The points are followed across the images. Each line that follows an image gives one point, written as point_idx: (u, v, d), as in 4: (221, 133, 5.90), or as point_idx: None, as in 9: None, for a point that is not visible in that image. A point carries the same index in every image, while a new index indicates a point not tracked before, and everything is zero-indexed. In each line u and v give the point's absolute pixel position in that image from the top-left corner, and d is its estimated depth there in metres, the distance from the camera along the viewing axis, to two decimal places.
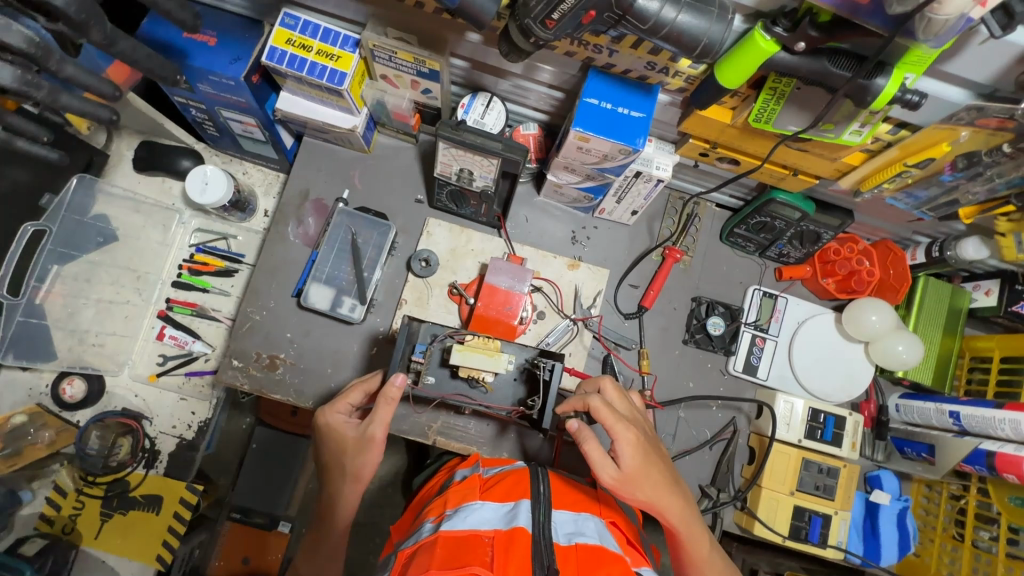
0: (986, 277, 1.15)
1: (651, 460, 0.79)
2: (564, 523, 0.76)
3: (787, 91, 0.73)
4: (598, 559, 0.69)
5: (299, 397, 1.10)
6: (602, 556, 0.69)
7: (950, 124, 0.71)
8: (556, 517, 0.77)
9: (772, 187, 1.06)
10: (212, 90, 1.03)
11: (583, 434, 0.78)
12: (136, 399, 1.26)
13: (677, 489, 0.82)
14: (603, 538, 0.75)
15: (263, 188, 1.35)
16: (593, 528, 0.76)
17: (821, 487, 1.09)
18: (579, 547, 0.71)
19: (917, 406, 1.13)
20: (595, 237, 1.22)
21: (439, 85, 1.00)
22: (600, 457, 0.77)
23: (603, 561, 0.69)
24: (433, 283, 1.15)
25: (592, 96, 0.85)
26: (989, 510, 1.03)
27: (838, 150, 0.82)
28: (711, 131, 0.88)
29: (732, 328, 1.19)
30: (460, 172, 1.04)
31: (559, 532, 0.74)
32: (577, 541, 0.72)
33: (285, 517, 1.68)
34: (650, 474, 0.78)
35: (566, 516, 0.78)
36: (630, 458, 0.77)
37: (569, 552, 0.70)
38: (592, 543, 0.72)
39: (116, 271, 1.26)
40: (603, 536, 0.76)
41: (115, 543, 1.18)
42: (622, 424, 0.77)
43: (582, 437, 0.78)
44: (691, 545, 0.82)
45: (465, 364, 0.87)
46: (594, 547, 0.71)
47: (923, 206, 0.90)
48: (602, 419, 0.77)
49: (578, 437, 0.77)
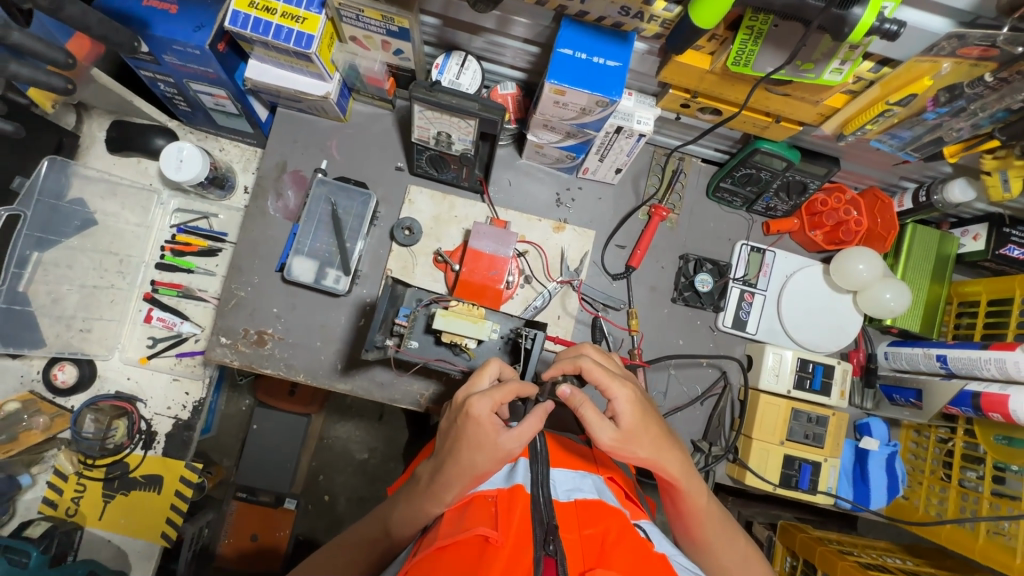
0: (974, 221, 1.14)
1: (649, 416, 0.80)
2: (563, 481, 0.80)
3: (765, 29, 0.71)
4: (595, 513, 0.72)
5: (290, 370, 1.11)
6: (600, 510, 0.73)
7: (931, 57, 0.68)
8: (555, 475, 0.81)
9: (757, 137, 1.04)
10: (177, 61, 1.00)
11: (577, 398, 0.78)
12: (128, 382, 1.26)
13: (675, 444, 0.82)
14: (602, 494, 0.78)
15: (241, 165, 1.33)
16: (590, 484, 0.80)
17: (810, 436, 1.10)
18: (578, 502, 0.75)
19: (905, 352, 1.13)
20: (580, 198, 1.20)
21: (411, 45, 0.97)
22: (597, 418, 0.77)
23: (601, 515, 0.73)
24: (418, 252, 1.14)
25: (566, 46, 0.82)
26: (975, 450, 1.05)
27: (819, 92, 0.80)
28: (690, 79, 0.86)
29: (721, 284, 1.18)
30: (438, 136, 1.02)
31: (558, 489, 0.77)
32: (576, 497, 0.76)
33: (290, 494, 1.75)
34: (649, 431, 0.79)
35: (564, 474, 0.81)
36: (628, 416, 0.78)
37: (570, 508, 0.73)
38: (590, 498, 0.76)
39: (98, 255, 1.24)
40: (601, 492, 0.79)
41: (119, 522, 1.22)
42: (617, 383, 0.77)
43: (577, 401, 0.78)
44: (692, 500, 0.82)
45: (448, 329, 0.86)
46: (593, 503, 0.75)
47: (908, 147, 0.88)
48: (596, 379, 0.78)
49: (574, 402, 0.77)
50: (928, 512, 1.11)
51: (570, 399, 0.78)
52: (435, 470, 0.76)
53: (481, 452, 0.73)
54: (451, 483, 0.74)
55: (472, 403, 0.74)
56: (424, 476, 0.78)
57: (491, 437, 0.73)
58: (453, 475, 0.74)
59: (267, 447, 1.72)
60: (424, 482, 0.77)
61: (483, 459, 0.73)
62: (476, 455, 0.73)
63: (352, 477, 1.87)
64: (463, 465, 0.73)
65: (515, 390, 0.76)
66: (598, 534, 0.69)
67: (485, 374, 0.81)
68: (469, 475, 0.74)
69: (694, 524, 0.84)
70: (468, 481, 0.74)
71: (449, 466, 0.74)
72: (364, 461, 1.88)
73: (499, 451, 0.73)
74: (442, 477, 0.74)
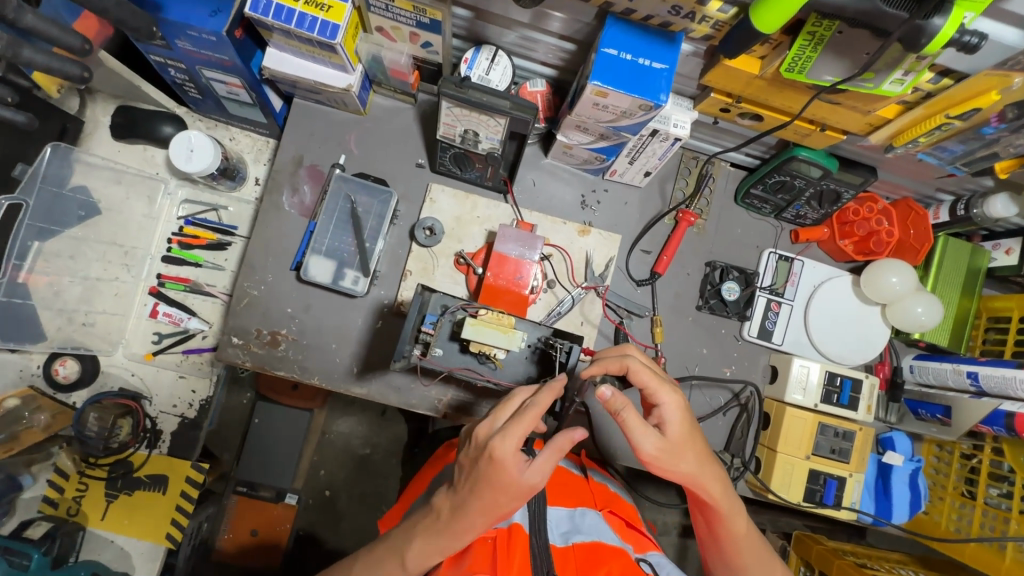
0: (1008, 235, 1.12)
1: (693, 429, 0.79)
2: (560, 522, 0.86)
3: (827, 36, 0.67)
4: (594, 558, 0.78)
5: (304, 372, 1.07)
6: (599, 552, 0.79)
7: (1004, 70, 0.65)
8: (551, 516, 0.87)
9: (794, 144, 1.01)
10: (191, 47, 0.95)
11: (618, 402, 0.73)
12: (133, 378, 1.22)
13: (713, 460, 0.81)
14: (600, 533, 0.84)
15: (252, 155, 1.28)
16: (588, 523, 0.86)
17: (836, 451, 1.08)
18: (576, 547, 0.81)
19: (932, 367, 1.11)
20: (605, 201, 1.17)
21: (441, 38, 0.92)
22: (642, 425, 0.74)
23: (602, 558, 0.78)
24: (438, 253, 1.10)
25: (611, 46, 0.78)
26: (1001, 468, 1.04)
27: (874, 101, 0.77)
28: (736, 83, 0.83)
29: (748, 293, 1.15)
30: (465, 134, 0.98)
31: (556, 533, 0.84)
32: (574, 541, 0.82)
33: (291, 489, 1.71)
34: (692, 444, 0.77)
35: (560, 514, 0.87)
36: (673, 425, 0.77)
37: (569, 553, 0.80)
38: (588, 541, 0.82)
39: (102, 247, 1.19)
40: (600, 529, 0.85)
41: (122, 523, 1.18)
42: (666, 389, 0.76)
43: (618, 406, 0.74)
44: (727, 516, 0.81)
45: (478, 339, 0.82)
46: (592, 546, 0.81)
47: (958, 161, 0.85)
48: (642, 382, 0.77)
49: (615, 406, 0.73)
50: (949, 528, 1.10)
51: (613, 402, 0.74)
52: (456, 506, 0.77)
53: (505, 492, 0.73)
54: (473, 520, 0.76)
55: (493, 446, 0.73)
56: (443, 511, 0.78)
57: (513, 478, 0.73)
58: (474, 513, 0.75)
59: (270, 443, 1.69)
60: (444, 516, 0.78)
61: (506, 497, 0.74)
62: (501, 495, 0.74)
63: (356, 475, 1.84)
64: (486, 505, 0.75)
65: (538, 423, 0.74)
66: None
67: (507, 409, 0.79)
68: (492, 512, 0.76)
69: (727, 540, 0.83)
70: (490, 518, 0.76)
71: (472, 506, 0.75)
72: (368, 458, 1.86)
73: (524, 487, 0.74)
74: (465, 515, 0.76)
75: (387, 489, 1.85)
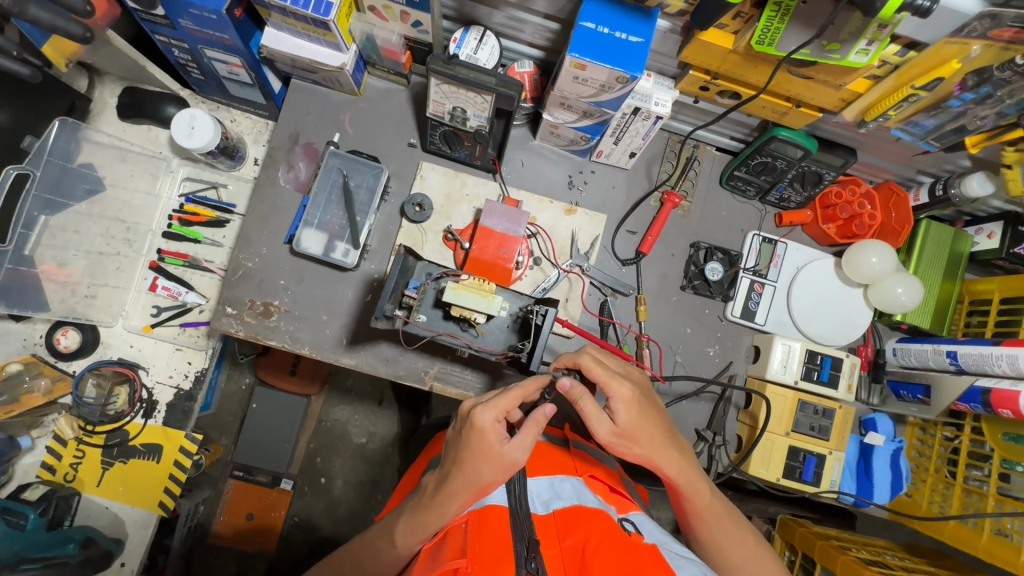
0: (989, 220, 1.13)
1: (648, 415, 0.83)
2: (541, 491, 0.86)
3: (792, 6, 0.70)
4: (573, 522, 0.78)
5: (295, 343, 1.10)
6: (579, 516, 0.78)
7: (962, 38, 0.68)
8: (533, 486, 0.87)
9: (774, 124, 1.03)
10: (193, 26, 1.00)
11: (576, 392, 0.81)
12: (131, 350, 1.25)
13: (673, 442, 0.85)
14: (580, 497, 0.84)
15: (252, 136, 1.32)
16: (568, 490, 0.85)
17: (816, 428, 1.11)
18: (557, 513, 0.80)
19: (914, 349, 1.13)
20: (592, 182, 1.19)
21: (430, 17, 0.95)
22: (595, 413, 0.81)
23: (582, 520, 0.78)
24: (428, 229, 1.13)
25: (589, 20, 0.82)
26: (982, 448, 1.04)
27: (843, 75, 0.79)
28: (711, 59, 0.85)
29: (731, 274, 1.18)
30: (453, 111, 1.01)
31: (538, 502, 0.84)
32: (554, 507, 0.82)
33: (287, 475, 1.75)
34: (645, 429, 0.82)
35: (542, 484, 0.87)
36: (624, 414, 0.81)
37: (549, 520, 0.79)
38: (568, 506, 0.81)
39: (106, 222, 1.23)
40: (580, 494, 0.84)
41: (116, 490, 1.22)
42: (614, 382, 0.80)
43: (577, 395, 0.81)
44: (691, 496, 0.85)
45: (458, 303, 0.86)
46: (572, 510, 0.80)
47: (930, 136, 0.87)
48: (596, 377, 0.81)
49: (574, 396, 0.81)
50: (931, 508, 1.11)
51: (571, 393, 0.82)
52: (440, 483, 0.80)
53: (483, 460, 0.76)
54: (455, 493, 0.78)
55: (477, 414, 0.78)
56: (431, 486, 0.81)
57: (494, 448, 0.77)
58: (457, 486, 0.78)
59: (267, 426, 1.72)
60: (429, 493, 0.81)
61: (487, 469, 0.77)
62: (480, 466, 0.77)
63: (351, 461, 1.86)
64: (468, 476, 0.77)
65: (519, 394, 0.80)
66: (578, 544, 0.74)
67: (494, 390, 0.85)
68: (474, 485, 0.77)
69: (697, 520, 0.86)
70: (472, 491, 0.78)
71: (456, 477, 0.78)
72: (364, 445, 1.88)
73: (503, 461, 0.77)
74: (448, 487, 0.78)
75: (381, 476, 1.86)
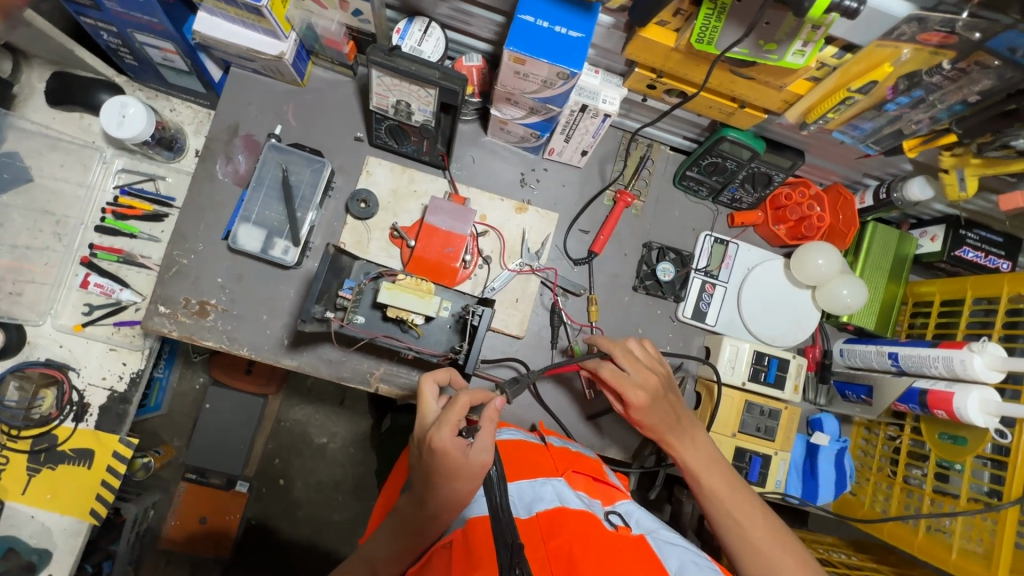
0: (933, 223, 1.14)
1: (660, 398, 0.90)
2: (521, 494, 0.74)
3: (728, 5, 0.70)
4: (557, 522, 0.67)
5: (232, 343, 1.05)
6: (562, 517, 0.68)
7: (893, 41, 0.70)
8: (512, 491, 0.75)
9: (723, 125, 1.02)
10: (119, 8, 0.94)
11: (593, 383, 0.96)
12: (60, 350, 1.18)
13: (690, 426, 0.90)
14: (564, 497, 0.73)
15: (193, 127, 1.28)
16: (551, 491, 0.74)
17: (762, 429, 1.11)
18: (540, 515, 0.69)
19: (858, 350, 1.14)
20: (544, 180, 1.17)
21: (369, 5, 0.92)
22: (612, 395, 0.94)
23: (566, 522, 0.67)
24: (373, 226, 1.09)
25: (528, 13, 0.80)
26: (921, 449, 1.06)
27: (784, 76, 0.79)
28: (655, 56, 0.84)
29: (683, 274, 1.17)
30: (397, 104, 0.97)
31: (519, 505, 0.72)
32: (537, 510, 0.70)
33: (241, 477, 1.68)
34: (658, 401, 0.89)
35: (521, 486, 0.75)
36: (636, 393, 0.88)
37: (533, 524, 0.68)
38: (552, 508, 0.70)
39: (34, 214, 1.17)
40: (563, 495, 0.73)
41: (44, 498, 1.15)
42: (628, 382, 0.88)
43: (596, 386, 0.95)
44: (720, 490, 0.86)
45: (394, 303, 0.83)
46: (555, 513, 0.69)
47: (870, 139, 0.89)
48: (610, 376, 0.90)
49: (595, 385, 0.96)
50: (872, 508, 1.13)
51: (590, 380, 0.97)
52: (417, 507, 0.73)
53: (456, 478, 0.70)
54: (436, 515, 0.71)
55: (433, 437, 0.71)
56: (408, 510, 0.75)
57: (459, 461, 0.70)
58: (437, 509, 0.71)
59: (215, 431, 1.65)
60: (409, 516, 0.74)
61: (461, 483, 0.70)
62: (454, 484, 0.70)
63: (310, 462, 1.77)
64: (445, 496, 0.70)
65: (466, 402, 0.75)
66: (562, 546, 0.64)
67: (428, 407, 0.78)
68: (453, 502, 0.71)
69: (725, 520, 0.84)
70: (452, 509, 0.71)
71: (432, 499, 0.71)
72: (323, 446, 1.78)
73: (473, 469, 0.70)
74: (428, 510, 0.72)
75: (343, 477, 1.78)
